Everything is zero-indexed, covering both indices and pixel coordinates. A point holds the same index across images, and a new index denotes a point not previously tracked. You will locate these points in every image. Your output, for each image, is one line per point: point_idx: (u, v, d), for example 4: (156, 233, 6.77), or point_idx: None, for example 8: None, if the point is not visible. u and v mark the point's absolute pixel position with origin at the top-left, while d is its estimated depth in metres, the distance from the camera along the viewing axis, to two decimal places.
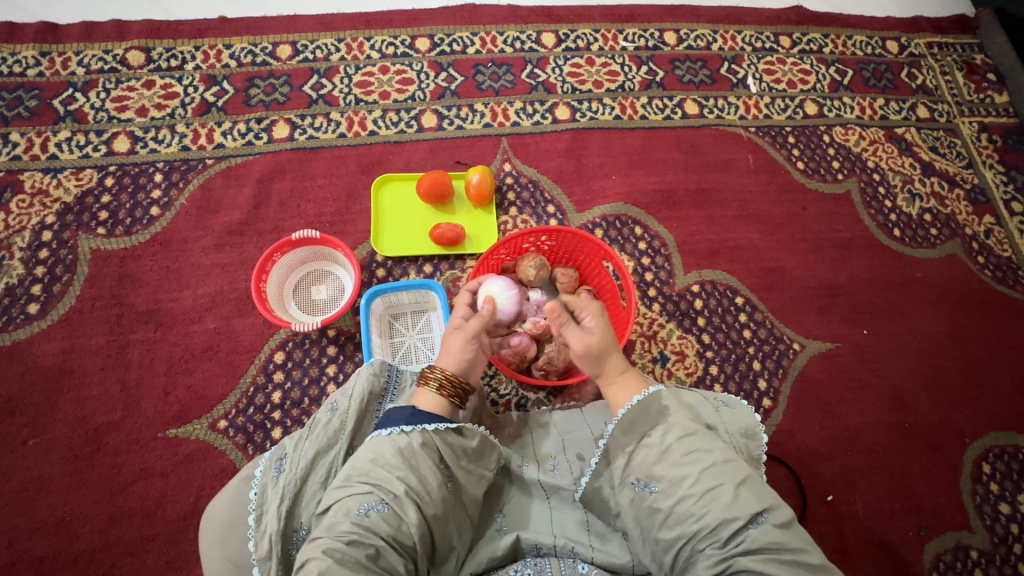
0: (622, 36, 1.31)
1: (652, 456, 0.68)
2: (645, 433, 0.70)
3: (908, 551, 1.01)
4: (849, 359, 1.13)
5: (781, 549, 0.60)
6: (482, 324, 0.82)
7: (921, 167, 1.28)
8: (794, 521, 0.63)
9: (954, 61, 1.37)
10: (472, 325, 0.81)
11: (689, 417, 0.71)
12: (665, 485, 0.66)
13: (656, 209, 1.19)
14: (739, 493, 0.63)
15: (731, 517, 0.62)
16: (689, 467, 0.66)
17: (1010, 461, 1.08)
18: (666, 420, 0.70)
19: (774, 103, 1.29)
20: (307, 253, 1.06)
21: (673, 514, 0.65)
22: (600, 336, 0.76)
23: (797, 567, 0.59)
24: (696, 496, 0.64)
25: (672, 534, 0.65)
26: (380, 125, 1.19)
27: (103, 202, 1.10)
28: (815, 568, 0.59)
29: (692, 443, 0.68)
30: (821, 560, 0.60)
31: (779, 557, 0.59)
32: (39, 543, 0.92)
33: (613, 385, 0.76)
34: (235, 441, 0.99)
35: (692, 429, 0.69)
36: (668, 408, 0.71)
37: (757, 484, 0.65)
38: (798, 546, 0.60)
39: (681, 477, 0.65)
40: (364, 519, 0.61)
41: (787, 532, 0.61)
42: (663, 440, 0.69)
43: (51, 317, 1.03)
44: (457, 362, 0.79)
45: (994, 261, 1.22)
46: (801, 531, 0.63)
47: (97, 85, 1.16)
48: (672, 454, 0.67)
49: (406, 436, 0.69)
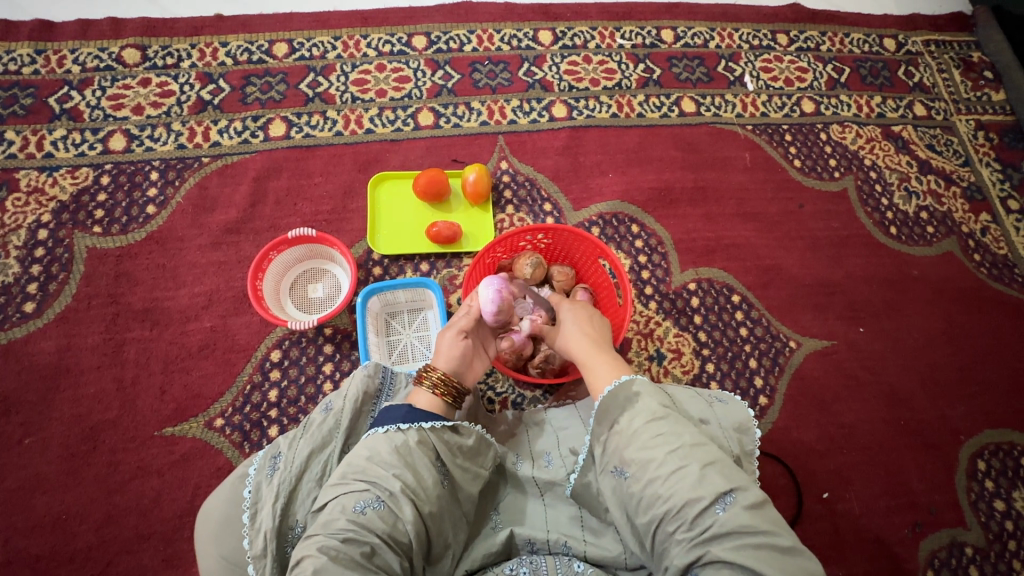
0: (620, 34, 1.31)
1: (623, 441, 0.68)
2: (616, 419, 0.71)
3: (903, 548, 1.01)
4: (845, 357, 1.13)
5: (749, 530, 0.59)
6: (470, 320, 0.86)
7: (918, 165, 1.28)
8: (765, 502, 0.62)
9: (952, 58, 1.37)
10: (460, 321, 0.85)
11: (661, 402, 0.71)
12: (635, 468, 0.66)
13: (653, 207, 1.20)
14: (706, 473, 0.63)
15: (697, 497, 0.61)
16: (656, 450, 0.66)
17: (1005, 457, 1.08)
18: (634, 405, 0.70)
19: (771, 101, 1.29)
20: (303, 252, 1.06)
21: (644, 498, 0.65)
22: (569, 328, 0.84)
23: (766, 550, 0.58)
24: (663, 478, 0.64)
25: (645, 518, 0.65)
26: (377, 123, 1.19)
27: (99, 200, 1.10)
28: (785, 550, 0.58)
29: (660, 426, 0.68)
30: (791, 541, 0.59)
31: (745, 538, 0.59)
32: (35, 541, 0.93)
33: (589, 369, 0.79)
34: (232, 440, 0.99)
35: (661, 413, 0.69)
36: (639, 394, 0.71)
37: (727, 466, 0.64)
38: (766, 527, 0.59)
39: (648, 460, 0.66)
40: (360, 517, 0.61)
41: (755, 513, 0.60)
42: (632, 424, 0.69)
43: (47, 316, 1.03)
44: (448, 361, 0.81)
45: (991, 259, 1.22)
46: (772, 514, 0.62)
47: (92, 83, 1.16)
48: (640, 437, 0.67)
49: (403, 434, 0.69)
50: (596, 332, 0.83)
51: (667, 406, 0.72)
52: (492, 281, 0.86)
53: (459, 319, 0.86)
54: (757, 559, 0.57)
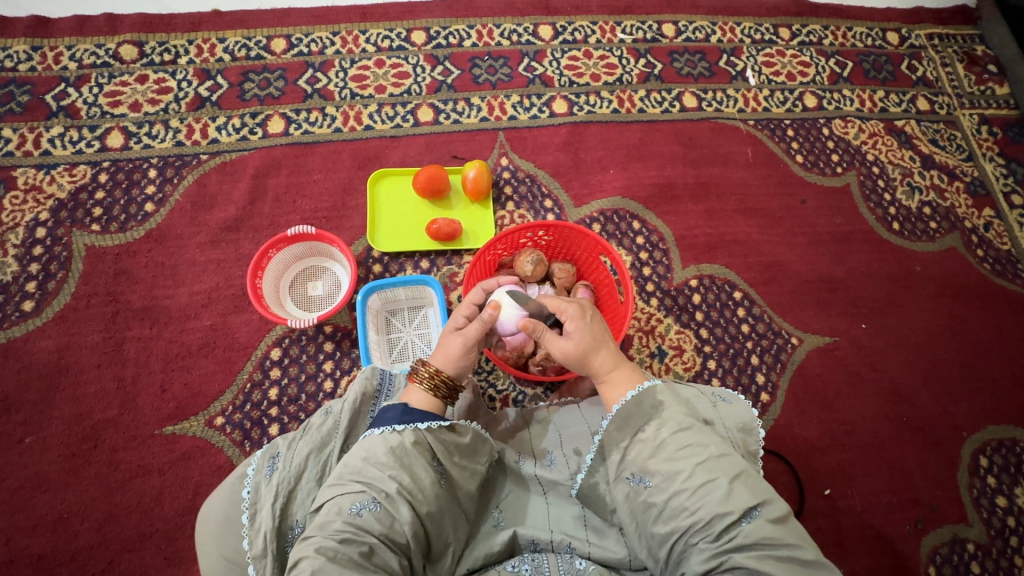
0: (621, 28, 1.30)
1: (647, 451, 0.68)
2: (639, 428, 0.70)
3: (905, 545, 1.01)
4: (848, 353, 1.13)
5: (774, 543, 0.59)
6: (484, 329, 0.79)
7: (921, 160, 1.27)
8: (789, 516, 0.62)
9: (955, 52, 1.36)
10: (472, 331, 0.79)
11: (685, 411, 0.71)
12: (660, 479, 0.66)
13: (654, 203, 1.19)
14: (733, 486, 0.63)
15: (725, 511, 0.61)
16: (683, 462, 0.65)
17: (1007, 453, 1.08)
18: (660, 415, 0.70)
19: (774, 96, 1.28)
20: (302, 249, 1.05)
21: (667, 509, 0.64)
22: (580, 339, 0.77)
23: (790, 564, 0.58)
24: (690, 490, 0.63)
25: (665, 529, 0.64)
26: (376, 119, 1.18)
27: (97, 198, 1.10)
28: (809, 564, 0.58)
29: (686, 438, 0.67)
30: (815, 556, 0.59)
31: (771, 552, 0.59)
32: (37, 540, 0.93)
33: (604, 383, 0.77)
34: (232, 438, 0.99)
35: (686, 424, 0.69)
36: (662, 403, 0.71)
37: (752, 478, 0.64)
38: (791, 541, 0.59)
39: (674, 472, 0.65)
40: (356, 519, 0.61)
41: (781, 528, 0.60)
42: (657, 435, 0.68)
43: (46, 314, 1.03)
44: (454, 364, 0.78)
45: (994, 254, 1.22)
46: (795, 526, 0.62)
47: (89, 80, 1.15)
48: (666, 449, 0.67)
49: (398, 435, 0.68)
50: (604, 338, 0.78)
51: (690, 415, 0.71)
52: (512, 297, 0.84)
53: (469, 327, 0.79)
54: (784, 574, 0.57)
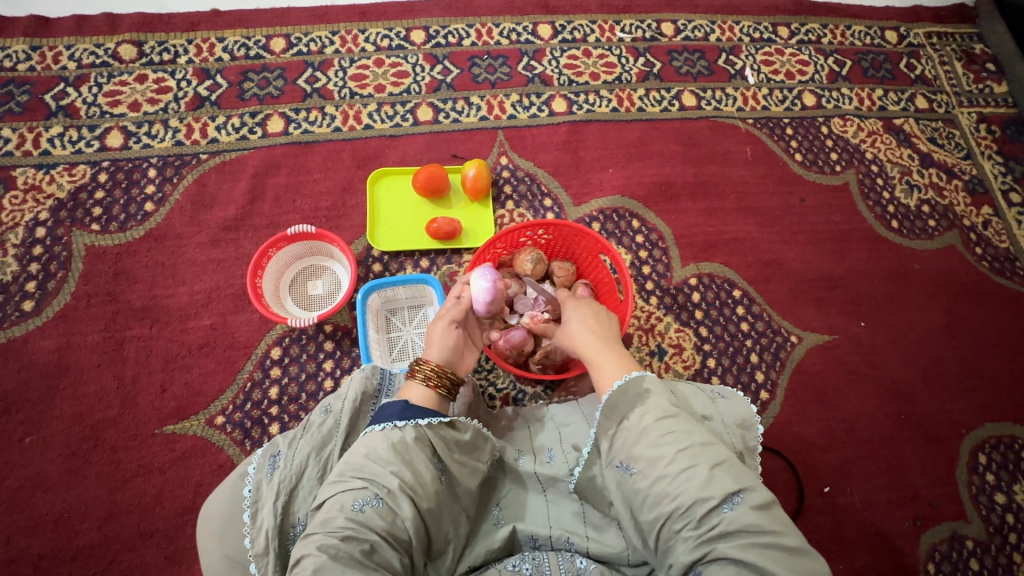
0: (620, 27, 1.30)
1: (632, 438, 0.68)
2: (625, 415, 0.70)
3: (904, 541, 1.01)
4: (847, 351, 1.13)
5: (755, 530, 0.59)
6: (462, 310, 0.84)
7: (920, 159, 1.27)
8: (772, 504, 0.62)
9: (954, 51, 1.36)
10: (450, 311, 0.84)
11: (671, 399, 0.71)
12: (643, 465, 0.66)
13: (653, 201, 1.19)
14: (715, 473, 0.63)
15: (705, 496, 0.61)
16: (665, 448, 0.65)
17: (1006, 451, 1.08)
18: (644, 402, 0.70)
19: (773, 95, 1.28)
20: (302, 249, 1.05)
21: (651, 495, 0.65)
22: (569, 322, 0.83)
23: (772, 550, 0.58)
24: (672, 476, 0.63)
25: (651, 516, 0.64)
26: (376, 118, 1.19)
27: (97, 198, 1.10)
28: (792, 552, 0.58)
29: (669, 424, 0.67)
30: (799, 543, 0.59)
31: (753, 539, 0.58)
32: (38, 539, 0.93)
33: (594, 363, 0.78)
34: (233, 437, 0.99)
35: (671, 411, 0.69)
36: (648, 391, 0.71)
37: (735, 466, 0.64)
38: (774, 528, 0.59)
39: (657, 457, 0.65)
40: (359, 515, 0.61)
41: (763, 515, 0.60)
42: (641, 421, 0.68)
43: (46, 314, 1.03)
44: (439, 350, 0.80)
45: (992, 252, 1.22)
46: (779, 515, 0.61)
47: (88, 80, 1.15)
48: (649, 434, 0.67)
49: (400, 431, 0.69)
50: (597, 325, 0.82)
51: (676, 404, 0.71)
52: (483, 274, 0.85)
53: (448, 309, 0.84)
54: (765, 562, 0.57)
